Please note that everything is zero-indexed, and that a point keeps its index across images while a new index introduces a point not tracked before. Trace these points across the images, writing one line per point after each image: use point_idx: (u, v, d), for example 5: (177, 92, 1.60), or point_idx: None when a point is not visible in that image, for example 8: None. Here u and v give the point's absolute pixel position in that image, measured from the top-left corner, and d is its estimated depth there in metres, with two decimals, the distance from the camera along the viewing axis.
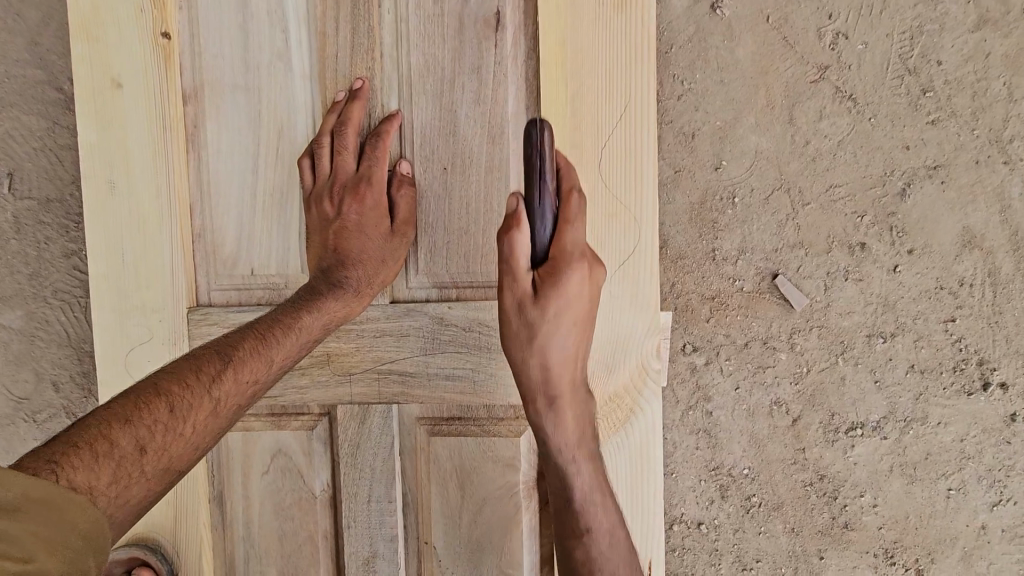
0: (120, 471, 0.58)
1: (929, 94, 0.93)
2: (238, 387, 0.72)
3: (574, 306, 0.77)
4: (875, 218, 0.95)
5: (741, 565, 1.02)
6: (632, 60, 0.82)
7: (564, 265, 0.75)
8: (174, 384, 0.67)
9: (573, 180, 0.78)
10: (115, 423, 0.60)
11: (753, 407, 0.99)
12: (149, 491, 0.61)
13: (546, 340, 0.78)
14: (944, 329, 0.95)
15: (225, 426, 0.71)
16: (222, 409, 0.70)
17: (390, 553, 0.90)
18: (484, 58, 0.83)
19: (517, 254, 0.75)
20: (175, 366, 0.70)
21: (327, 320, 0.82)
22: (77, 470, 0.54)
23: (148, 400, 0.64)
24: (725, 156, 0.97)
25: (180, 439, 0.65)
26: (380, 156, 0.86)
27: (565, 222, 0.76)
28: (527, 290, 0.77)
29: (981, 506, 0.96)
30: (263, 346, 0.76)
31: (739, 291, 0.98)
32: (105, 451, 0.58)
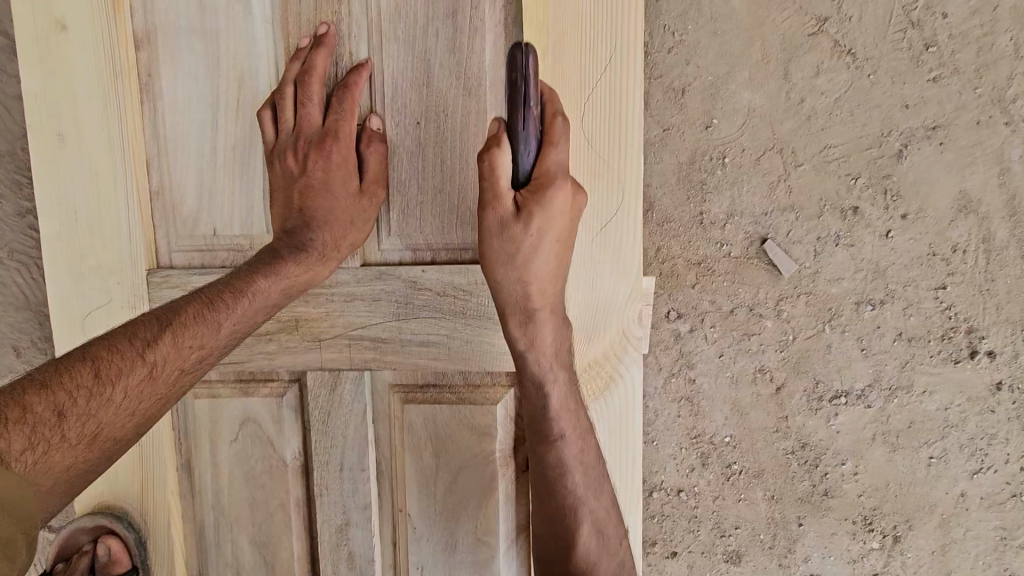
0: (34, 438, 0.56)
1: (932, 49, 0.88)
2: (178, 353, 0.68)
3: (555, 223, 0.74)
4: (869, 180, 0.91)
5: (719, 531, 1.01)
6: (617, 7, 0.76)
7: (546, 184, 0.73)
8: (106, 351, 0.64)
9: (556, 136, 0.74)
10: (32, 389, 0.58)
11: (736, 374, 0.97)
12: (74, 458, 0.59)
13: (524, 258, 0.76)
14: (934, 297, 0.92)
15: (166, 393, 0.67)
16: (159, 374, 0.66)
17: (364, 522, 0.88)
18: (460, 1, 0.77)
19: (495, 173, 0.73)
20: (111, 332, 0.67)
21: (285, 284, 0.77)
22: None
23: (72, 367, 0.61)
24: (716, 114, 0.92)
25: (108, 405, 0.61)
26: (344, 110, 0.80)
27: (549, 143, 0.74)
28: (509, 209, 0.75)
29: (961, 474, 0.95)
30: (209, 311, 0.72)
31: (726, 256, 0.95)
32: (19, 418, 0.55)
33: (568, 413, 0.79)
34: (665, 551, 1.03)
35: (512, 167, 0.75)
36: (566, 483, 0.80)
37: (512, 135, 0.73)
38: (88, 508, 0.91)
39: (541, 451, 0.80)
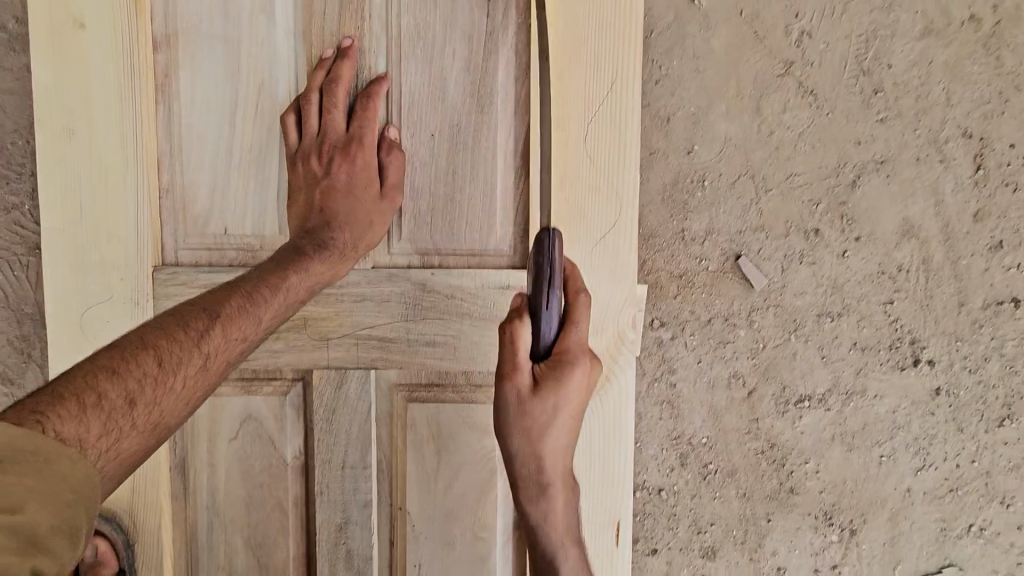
0: (108, 424, 0.57)
1: (880, 94, 1.01)
2: (226, 344, 0.69)
3: (571, 402, 0.80)
4: (828, 206, 1.03)
5: (696, 528, 1.08)
6: (620, 39, 0.84)
7: (565, 365, 0.79)
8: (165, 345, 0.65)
9: (578, 317, 0.80)
10: (101, 375, 0.59)
11: (713, 379, 1.06)
12: (139, 444, 0.60)
13: (539, 440, 0.82)
14: (884, 311, 1.04)
15: (216, 381, 0.69)
16: (212, 364, 0.68)
17: (363, 520, 0.89)
18: (475, 27, 0.84)
19: (517, 354, 0.79)
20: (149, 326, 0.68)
21: (314, 280, 0.81)
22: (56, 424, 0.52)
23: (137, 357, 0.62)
24: (697, 141, 1.02)
25: (170, 394, 0.63)
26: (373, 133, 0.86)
27: (569, 324, 0.80)
28: (526, 381, 0.80)
29: (907, 470, 1.06)
30: (251, 302, 0.73)
31: (705, 270, 1.04)
32: (84, 400, 0.56)
33: (563, 517, 0.84)
34: (646, 548, 1.09)
35: (534, 338, 0.79)
36: (557, 572, 0.85)
37: (534, 307, 0.78)
38: None
39: (537, 544, 0.85)
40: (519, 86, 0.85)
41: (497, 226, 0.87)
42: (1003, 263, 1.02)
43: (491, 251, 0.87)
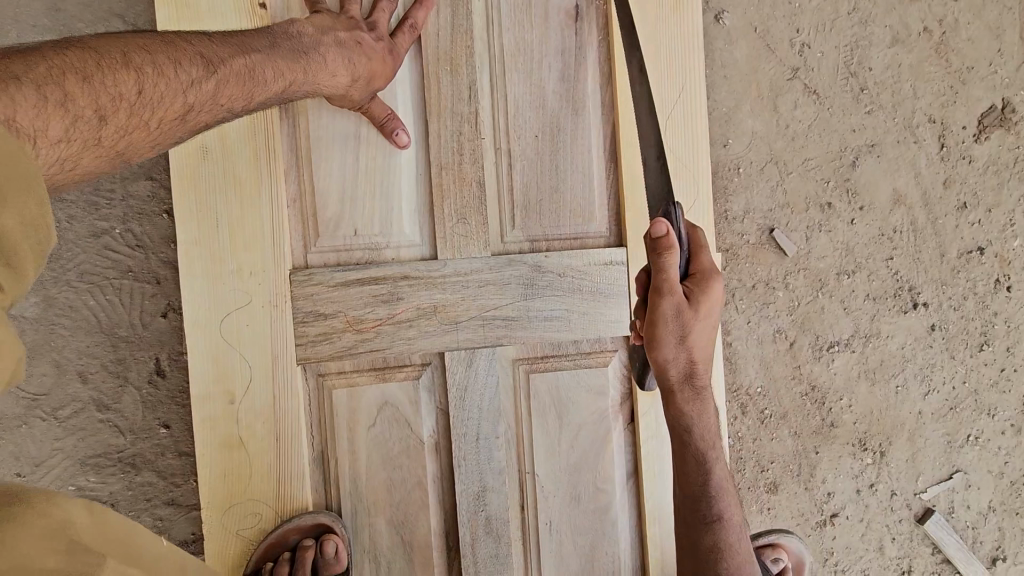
0: (124, 103, 0.62)
1: (866, 91, 1.25)
2: (214, 103, 0.72)
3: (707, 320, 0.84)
4: (836, 184, 1.24)
5: (760, 467, 1.25)
6: (686, 50, 1.00)
7: (706, 281, 0.84)
8: (154, 89, 0.65)
9: (703, 241, 0.85)
10: (121, 112, 0.62)
11: (761, 336, 1.24)
12: (166, 122, 0.67)
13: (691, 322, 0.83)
14: (887, 266, 1.26)
15: (207, 111, 0.72)
16: (207, 105, 0.72)
17: (500, 486, 0.98)
18: (566, 43, 0.99)
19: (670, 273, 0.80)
20: (176, 131, 0.70)
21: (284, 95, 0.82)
22: (41, 83, 0.54)
23: (128, 88, 0.62)
24: (730, 136, 1.22)
25: (121, 129, 0.62)
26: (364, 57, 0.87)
27: (699, 247, 0.85)
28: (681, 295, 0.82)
29: (918, 396, 1.28)
30: (226, 102, 0.74)
31: (746, 244, 1.23)
32: (73, 81, 0.57)
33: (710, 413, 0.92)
34: None
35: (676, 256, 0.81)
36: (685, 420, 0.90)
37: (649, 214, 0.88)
38: (212, 512, 0.91)
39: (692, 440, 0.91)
40: (604, 92, 1.00)
41: (596, 212, 1.01)
42: (968, 220, 1.28)
43: (591, 234, 1.01)
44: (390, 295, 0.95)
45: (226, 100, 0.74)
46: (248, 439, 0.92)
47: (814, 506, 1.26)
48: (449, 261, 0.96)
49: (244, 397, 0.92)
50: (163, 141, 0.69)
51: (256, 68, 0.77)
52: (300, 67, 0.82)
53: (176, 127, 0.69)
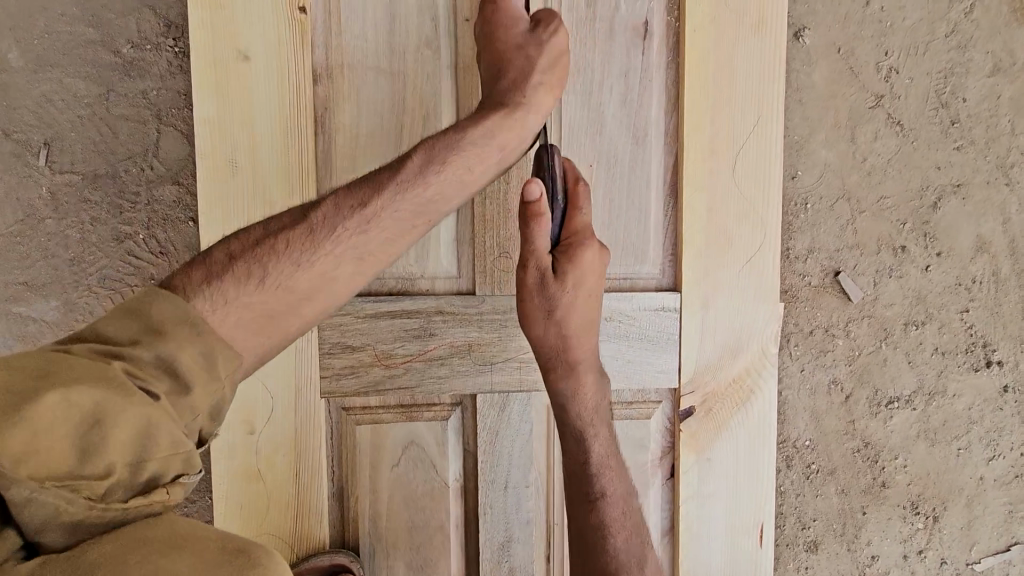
0: (228, 296, 0.64)
1: (956, 125, 1.12)
2: (308, 260, 0.69)
3: (586, 289, 0.84)
4: (913, 226, 1.13)
5: (800, 524, 1.17)
6: (765, 77, 0.90)
7: (578, 248, 0.84)
8: (258, 273, 0.67)
9: (580, 202, 0.84)
10: (222, 307, 0.64)
11: (814, 386, 1.15)
12: (259, 306, 0.66)
13: (564, 314, 0.84)
14: (961, 318, 1.15)
15: (309, 269, 0.69)
16: (305, 258, 0.69)
17: (526, 537, 0.92)
18: (632, 63, 0.89)
19: (540, 234, 0.82)
20: (280, 301, 0.67)
21: (384, 207, 0.73)
22: (199, 287, 0.64)
23: (256, 246, 0.69)
24: (800, 167, 1.11)
25: (223, 324, 0.63)
26: (485, 135, 0.80)
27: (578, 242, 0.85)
28: (549, 265, 0.84)
29: (981, 461, 1.18)
30: (321, 247, 0.70)
31: (807, 285, 1.13)
32: (217, 274, 0.66)
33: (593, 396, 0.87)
34: None
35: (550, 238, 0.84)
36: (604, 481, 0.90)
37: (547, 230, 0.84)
38: None
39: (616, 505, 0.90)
40: (670, 119, 0.91)
41: (649, 253, 0.92)
42: None
43: (643, 275, 0.93)
44: (422, 330, 0.88)
45: (314, 247, 0.70)
46: (266, 472, 0.87)
47: (856, 569, 1.18)
48: (487, 297, 0.89)
49: (265, 429, 0.87)
50: (311, 267, 0.69)
51: (450, 163, 0.77)
52: (395, 186, 0.74)
53: (308, 252, 0.69)
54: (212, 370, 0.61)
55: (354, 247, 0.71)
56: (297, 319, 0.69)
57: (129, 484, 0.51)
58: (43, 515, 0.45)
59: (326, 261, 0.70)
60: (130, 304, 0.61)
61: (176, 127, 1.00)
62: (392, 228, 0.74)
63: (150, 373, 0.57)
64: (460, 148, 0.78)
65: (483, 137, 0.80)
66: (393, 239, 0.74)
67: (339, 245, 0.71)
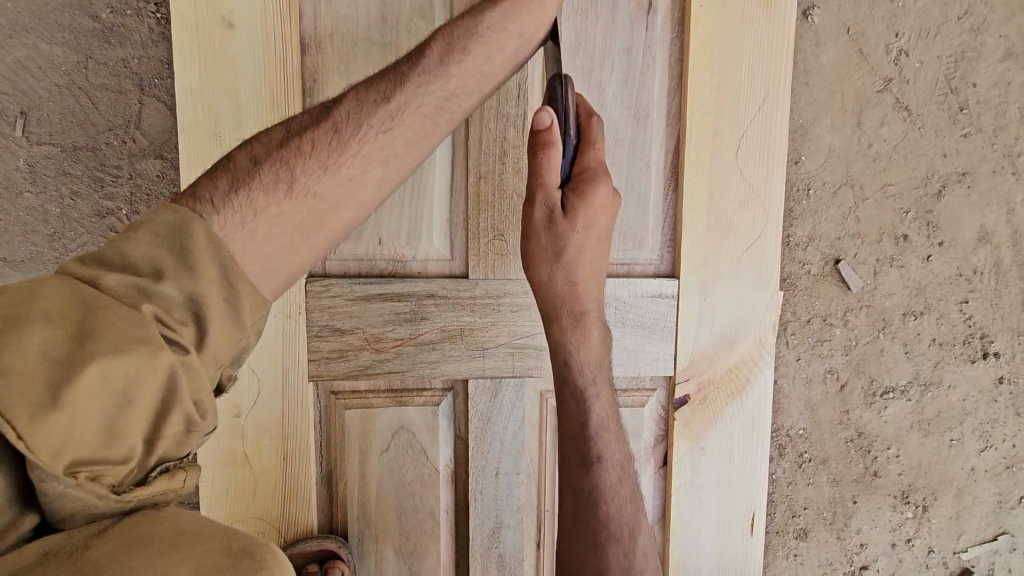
0: (251, 203, 0.57)
1: (965, 111, 1.09)
2: (336, 159, 0.60)
3: (600, 218, 0.77)
4: (916, 214, 1.11)
5: (791, 513, 1.17)
6: (773, 56, 0.87)
7: (591, 180, 0.75)
8: (283, 176, 0.58)
9: (598, 172, 0.76)
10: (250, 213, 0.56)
11: (810, 375, 1.13)
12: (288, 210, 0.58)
13: (572, 254, 0.78)
14: (959, 310, 1.14)
15: (337, 160, 0.60)
16: (332, 158, 0.60)
17: (516, 524, 0.92)
18: (635, 39, 0.86)
19: (551, 167, 0.73)
20: (312, 209, 0.59)
21: (422, 101, 0.64)
22: (226, 197, 0.56)
23: (281, 147, 0.60)
24: (804, 152, 1.08)
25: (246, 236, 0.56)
26: (520, 32, 0.69)
27: (588, 144, 0.76)
28: (559, 200, 0.76)
29: (972, 452, 1.18)
30: (350, 141, 0.61)
31: (807, 274, 1.11)
32: (244, 178, 0.58)
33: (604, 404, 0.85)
34: None
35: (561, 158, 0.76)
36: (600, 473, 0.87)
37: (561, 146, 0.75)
38: None
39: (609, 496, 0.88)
40: (673, 99, 0.88)
41: (648, 238, 0.90)
42: None
43: (640, 261, 0.91)
44: (413, 314, 0.86)
45: (344, 142, 0.61)
46: (253, 456, 0.85)
47: (844, 557, 1.19)
48: (480, 281, 0.86)
49: (251, 412, 0.85)
50: (338, 172, 0.60)
51: (469, 53, 0.66)
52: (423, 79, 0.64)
53: (333, 154, 0.60)
54: (236, 319, 0.55)
55: (381, 147, 0.62)
56: (329, 229, 0.60)
57: (139, 469, 0.49)
58: (73, 506, 0.44)
59: (353, 160, 0.61)
60: (155, 223, 0.54)
61: (158, 98, 0.95)
62: (419, 126, 0.64)
63: (177, 320, 0.51)
64: (478, 38, 0.67)
65: (492, 30, 0.68)
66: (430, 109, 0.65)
67: (376, 136, 0.62)
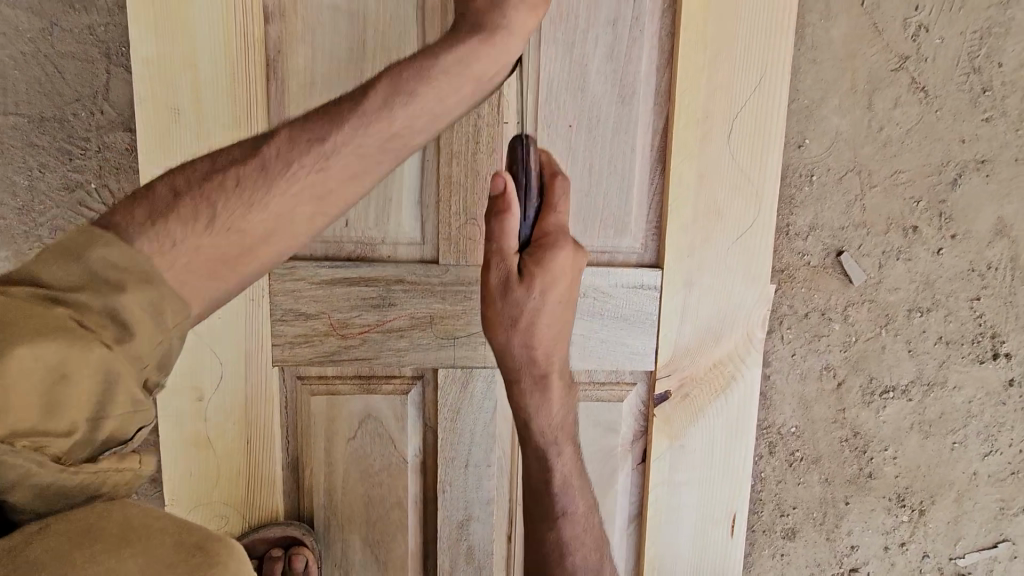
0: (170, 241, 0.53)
1: (988, 93, 1.01)
2: (261, 207, 0.57)
3: (558, 283, 0.75)
4: (928, 204, 1.04)
5: (779, 511, 1.13)
6: (772, 30, 0.80)
7: (550, 247, 0.74)
8: (204, 214, 0.55)
9: (556, 200, 0.75)
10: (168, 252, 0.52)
11: (805, 371, 1.08)
12: (206, 259, 0.54)
13: (528, 325, 0.77)
14: (970, 307, 1.07)
15: (266, 212, 0.57)
16: (264, 203, 0.57)
17: (486, 516, 0.89)
18: (621, 10, 0.79)
19: (506, 235, 0.72)
20: (239, 264, 0.57)
21: (365, 138, 0.61)
22: (144, 227, 0.53)
23: (204, 181, 0.56)
24: (808, 135, 1.01)
25: (175, 275, 0.53)
26: (458, 68, 0.67)
27: (549, 208, 0.75)
28: (514, 267, 0.75)
29: (975, 456, 1.12)
30: (279, 187, 0.58)
31: (806, 265, 1.05)
32: (163, 210, 0.54)
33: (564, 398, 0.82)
34: None
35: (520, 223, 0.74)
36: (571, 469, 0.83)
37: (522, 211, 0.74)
38: (176, 511, 0.85)
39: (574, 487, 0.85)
40: (662, 76, 0.81)
41: (631, 225, 0.85)
42: None
43: (622, 250, 0.86)
44: (381, 300, 0.82)
45: (275, 185, 0.58)
46: (216, 439, 0.84)
47: (833, 558, 1.15)
48: (451, 267, 0.83)
49: (214, 395, 0.83)
50: (267, 209, 0.57)
51: (417, 97, 0.64)
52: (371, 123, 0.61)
53: (261, 191, 0.57)
54: (160, 319, 0.51)
55: (314, 186, 0.59)
56: (254, 266, 0.58)
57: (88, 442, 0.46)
58: (12, 477, 0.40)
59: (282, 201, 0.57)
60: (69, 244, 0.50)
61: (126, 68, 0.92)
62: (356, 165, 0.61)
63: (95, 321, 0.47)
64: (442, 52, 0.67)
65: (458, 67, 0.67)
66: (367, 153, 0.61)
67: (311, 189, 0.59)
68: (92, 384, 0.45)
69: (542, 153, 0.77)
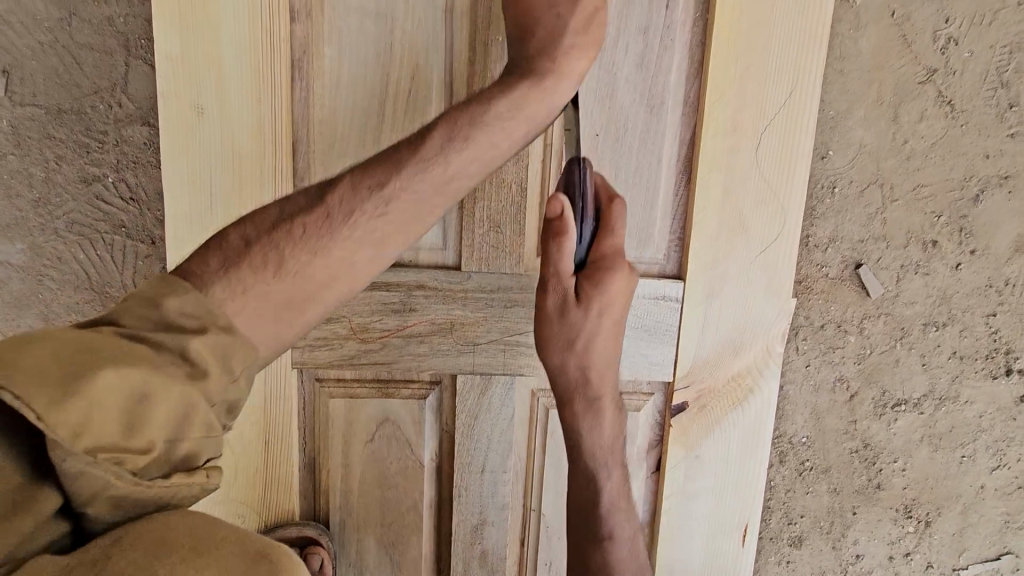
0: (244, 288, 0.57)
1: (1014, 109, 1.00)
2: (326, 251, 0.60)
3: (612, 309, 0.78)
4: (949, 219, 1.03)
5: (787, 519, 1.14)
6: (804, 42, 0.79)
7: (605, 272, 0.77)
8: (277, 259, 0.59)
9: (613, 223, 0.76)
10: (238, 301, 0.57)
11: (818, 382, 1.08)
12: (281, 304, 0.59)
13: (584, 347, 0.80)
14: (985, 323, 1.07)
15: (332, 254, 0.60)
16: (329, 247, 0.60)
17: (500, 521, 0.90)
18: (653, 18, 0.78)
19: (563, 260, 0.75)
20: (316, 305, 0.61)
21: (426, 180, 0.64)
22: (216, 276, 0.57)
23: (272, 230, 0.60)
24: (832, 146, 1.00)
25: (252, 323, 0.57)
26: (512, 109, 0.68)
27: (605, 232, 0.77)
28: (571, 290, 0.78)
29: (983, 470, 1.12)
30: (345, 228, 0.61)
31: (824, 277, 1.04)
32: (236, 257, 0.59)
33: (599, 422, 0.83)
34: None
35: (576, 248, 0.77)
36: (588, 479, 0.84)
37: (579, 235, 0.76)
38: (193, 509, 0.85)
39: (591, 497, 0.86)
40: (691, 85, 0.81)
41: (654, 236, 0.85)
42: None
43: (644, 260, 0.86)
44: (402, 305, 0.82)
45: (339, 229, 0.61)
46: (234, 440, 0.84)
47: (838, 566, 1.16)
48: (473, 274, 0.82)
49: None
50: (333, 252, 0.60)
51: (472, 141, 0.66)
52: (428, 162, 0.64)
53: (330, 234, 0.60)
54: (227, 362, 0.54)
55: (373, 230, 0.62)
56: (321, 307, 0.61)
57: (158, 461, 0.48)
58: (92, 488, 0.43)
59: (346, 244, 0.61)
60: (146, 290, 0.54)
61: (147, 61, 0.91)
62: (414, 210, 0.64)
63: (168, 360, 0.50)
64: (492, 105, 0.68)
65: (510, 112, 0.68)
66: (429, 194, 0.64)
67: (374, 230, 0.62)
68: (172, 407, 0.48)
69: (598, 177, 0.79)
